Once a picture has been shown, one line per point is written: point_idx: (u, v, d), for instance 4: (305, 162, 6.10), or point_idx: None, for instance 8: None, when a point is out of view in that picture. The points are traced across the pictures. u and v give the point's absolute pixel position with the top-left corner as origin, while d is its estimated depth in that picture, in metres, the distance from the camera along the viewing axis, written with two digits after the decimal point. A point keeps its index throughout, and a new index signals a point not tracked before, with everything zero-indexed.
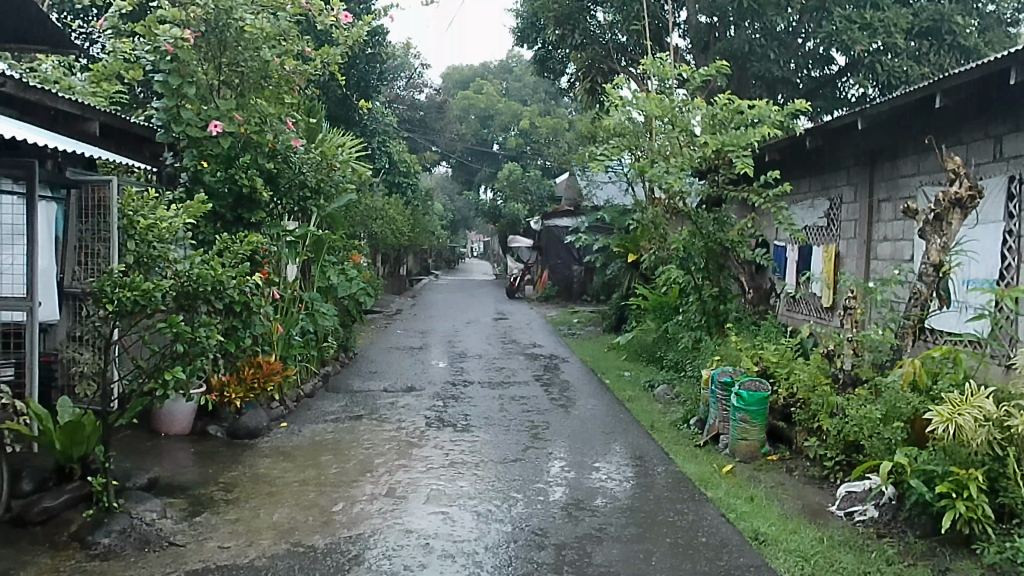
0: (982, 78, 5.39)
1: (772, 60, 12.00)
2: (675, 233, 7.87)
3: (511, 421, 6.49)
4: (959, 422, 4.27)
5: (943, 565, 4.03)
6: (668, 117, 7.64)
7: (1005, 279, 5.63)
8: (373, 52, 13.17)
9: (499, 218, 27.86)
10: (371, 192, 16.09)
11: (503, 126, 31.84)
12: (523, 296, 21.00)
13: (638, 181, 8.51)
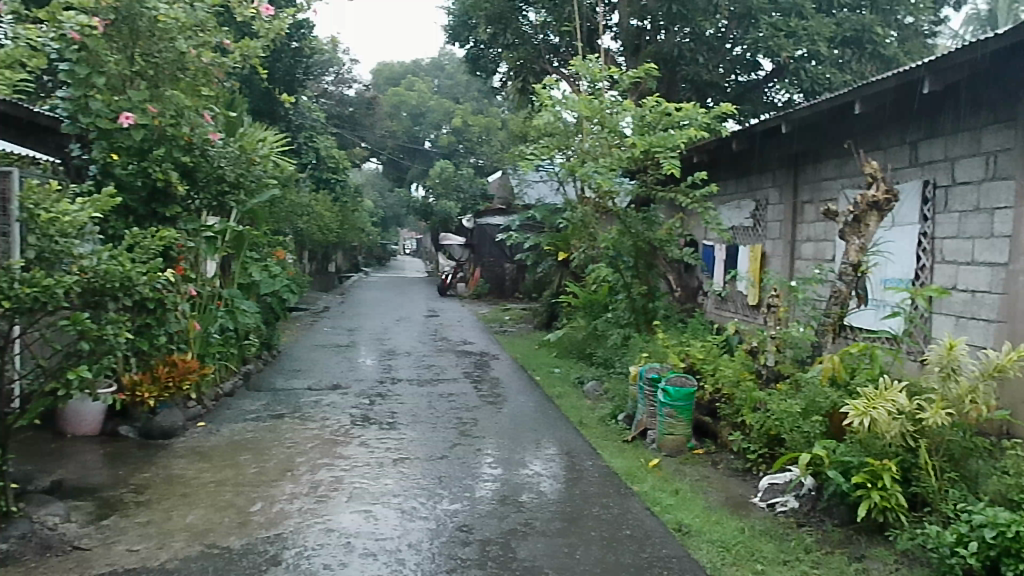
0: (899, 86, 5.65)
1: (700, 64, 12.26)
2: (604, 233, 8.00)
3: (440, 418, 6.49)
4: (874, 415, 4.47)
5: (858, 553, 4.29)
6: (597, 118, 7.75)
7: (920, 279, 6.07)
8: (299, 47, 12.98)
9: (431, 215, 27.96)
10: (297, 188, 15.86)
11: (435, 124, 31.99)
12: (455, 293, 21.19)
13: (569, 181, 8.59)
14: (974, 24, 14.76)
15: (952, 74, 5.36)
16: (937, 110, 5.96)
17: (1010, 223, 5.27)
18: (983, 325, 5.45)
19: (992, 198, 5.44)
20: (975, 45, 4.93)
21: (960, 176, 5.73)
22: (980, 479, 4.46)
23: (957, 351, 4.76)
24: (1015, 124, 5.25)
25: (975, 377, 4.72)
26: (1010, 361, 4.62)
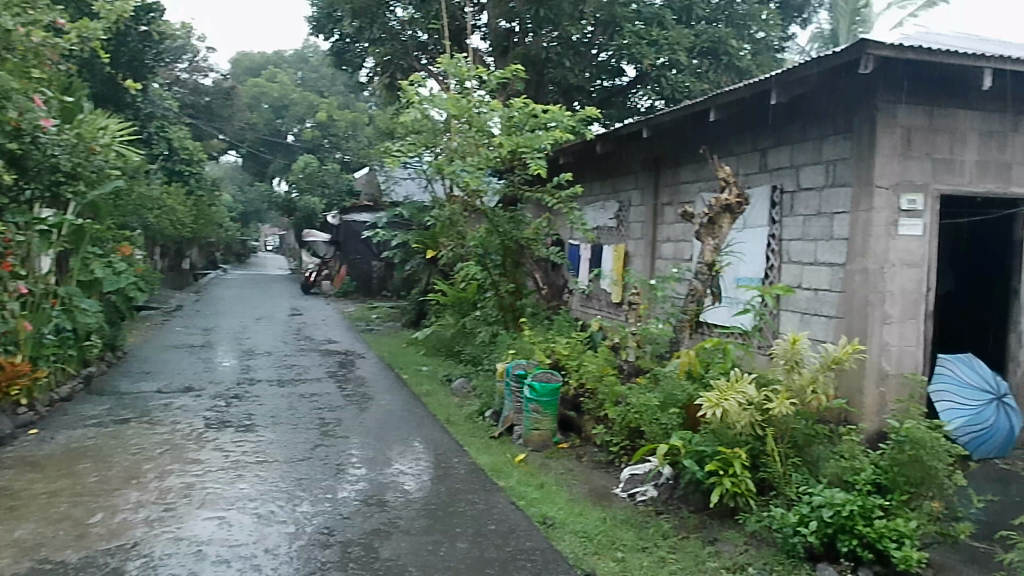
0: (750, 97, 6.01)
1: (567, 68, 12.51)
2: (473, 231, 8.08)
3: (300, 419, 6.32)
4: (726, 406, 4.69)
5: (712, 537, 4.61)
6: (465, 117, 7.77)
7: (768, 278, 6.48)
8: (147, 31, 12.46)
9: (294, 211, 27.28)
10: (147, 180, 14.99)
11: (298, 117, 31.11)
12: (319, 291, 20.82)
13: (436, 179, 8.56)
14: (820, 42, 15.94)
15: (796, 87, 5.78)
16: (781, 120, 6.42)
17: (846, 226, 5.75)
18: (824, 321, 5.91)
19: (831, 204, 5.90)
20: (819, 60, 5.33)
21: (804, 183, 6.17)
22: (821, 463, 4.89)
23: (800, 346, 5.08)
24: (852, 135, 5.73)
25: (815, 369, 5.09)
26: (846, 354, 5.04)
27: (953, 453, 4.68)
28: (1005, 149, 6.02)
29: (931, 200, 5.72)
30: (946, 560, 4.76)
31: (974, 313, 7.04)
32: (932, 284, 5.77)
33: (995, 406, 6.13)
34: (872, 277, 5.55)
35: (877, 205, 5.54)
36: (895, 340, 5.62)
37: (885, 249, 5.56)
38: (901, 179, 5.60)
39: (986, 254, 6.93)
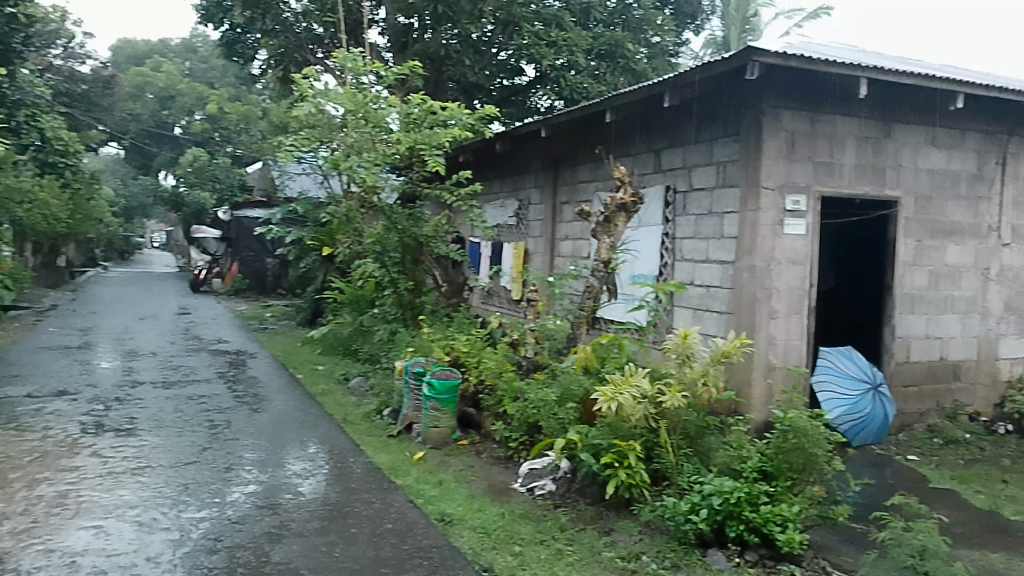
0: (644, 99, 6.19)
1: (466, 66, 12.51)
2: (370, 229, 7.97)
3: (187, 422, 6.09)
4: (621, 400, 4.84)
5: (608, 527, 4.73)
6: (361, 113, 7.66)
7: (662, 275, 6.70)
8: (14, 14, 11.71)
9: (182, 207, 26.24)
10: (15, 172, 14.05)
11: (185, 109, 29.93)
12: (208, 289, 20.14)
13: (332, 175, 8.42)
14: (712, 48, 16.41)
15: (688, 91, 5.99)
16: (674, 122, 6.64)
17: (735, 226, 5.99)
18: (715, 317, 6.16)
19: (721, 203, 6.14)
20: (709, 65, 5.55)
21: (696, 183, 6.40)
22: (711, 453, 5.09)
23: (691, 340, 5.29)
24: (740, 138, 5.98)
25: (706, 363, 5.28)
26: (734, 348, 5.26)
27: (831, 440, 4.97)
28: (880, 153, 6.41)
29: (813, 201, 6.03)
30: (826, 541, 5.04)
31: (853, 307, 7.47)
32: (814, 281, 6.09)
33: (870, 396, 6.49)
34: (759, 275, 5.81)
35: (764, 205, 5.80)
36: (781, 335, 5.91)
37: (771, 248, 5.83)
38: (786, 181, 5.90)
39: (863, 251, 7.36)
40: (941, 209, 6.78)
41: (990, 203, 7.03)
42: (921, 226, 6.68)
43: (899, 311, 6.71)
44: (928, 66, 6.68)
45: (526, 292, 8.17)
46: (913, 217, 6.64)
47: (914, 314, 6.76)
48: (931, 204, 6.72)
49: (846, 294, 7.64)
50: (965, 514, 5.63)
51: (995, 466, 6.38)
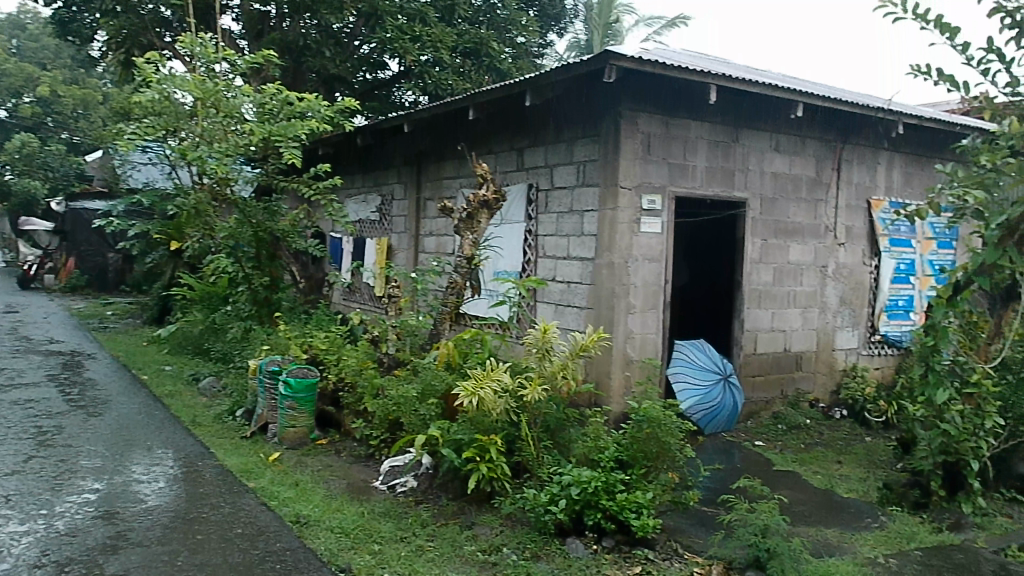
0: (506, 97, 6.27)
1: (326, 58, 12.38)
2: (222, 222, 7.69)
3: (11, 429, 5.64)
4: (482, 395, 4.90)
5: (470, 522, 4.78)
6: (211, 101, 7.36)
7: (525, 271, 6.84)
8: None
9: (11, 197, 24.19)
10: None
11: (13, 91, 27.57)
12: (41, 286, 18.70)
13: (180, 165, 8.05)
14: (576, 50, 16.91)
15: (548, 91, 6.12)
16: (535, 121, 6.77)
17: (595, 224, 6.18)
18: (576, 312, 6.33)
19: (581, 202, 6.31)
20: (568, 67, 5.69)
21: (557, 182, 6.55)
22: (570, 445, 5.23)
23: (550, 334, 5.41)
24: (599, 139, 6.17)
25: (565, 356, 5.41)
26: (592, 341, 5.42)
27: (682, 429, 5.22)
28: (729, 156, 6.79)
29: (668, 201, 6.31)
30: (679, 524, 5.27)
31: (705, 301, 7.88)
32: (669, 277, 6.37)
33: (721, 386, 6.85)
34: (617, 271, 6.02)
35: (622, 204, 6.02)
36: (638, 329, 6.14)
37: (628, 245, 6.06)
38: (642, 181, 6.14)
39: (715, 249, 7.78)
40: (784, 210, 7.26)
41: (827, 206, 7.58)
42: (766, 226, 7.13)
43: (746, 306, 7.14)
44: (772, 75, 7.11)
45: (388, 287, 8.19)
46: (759, 217, 7.07)
47: (761, 308, 7.21)
48: (775, 205, 7.18)
49: (699, 289, 8.05)
50: (804, 494, 6.06)
51: (830, 449, 6.90)
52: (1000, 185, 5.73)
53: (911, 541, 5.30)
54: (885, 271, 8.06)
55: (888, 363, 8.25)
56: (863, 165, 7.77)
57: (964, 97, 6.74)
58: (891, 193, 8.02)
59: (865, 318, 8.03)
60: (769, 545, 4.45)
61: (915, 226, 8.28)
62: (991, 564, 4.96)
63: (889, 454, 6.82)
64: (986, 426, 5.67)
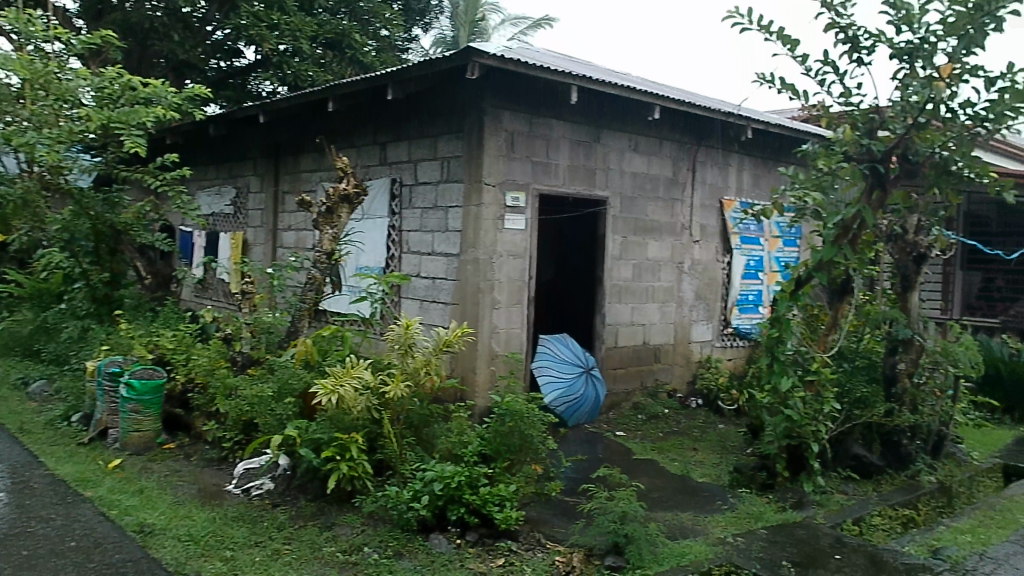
0: (368, 91, 6.20)
1: (175, 42, 11.79)
2: (54, 215, 7.25)
3: None
4: (341, 392, 4.81)
5: (330, 522, 4.68)
6: (39, 83, 6.90)
7: (389, 267, 6.79)
8: None
9: None
10: None
11: None
12: None
13: (6, 152, 7.45)
14: (442, 47, 16.59)
15: (411, 85, 6.10)
16: (399, 116, 6.72)
17: (459, 219, 6.20)
18: (441, 307, 6.34)
19: (446, 198, 6.32)
20: (432, 62, 5.68)
21: (420, 177, 6.54)
22: (434, 440, 5.22)
23: (413, 330, 5.37)
24: (462, 135, 6.20)
25: (428, 352, 5.39)
26: (455, 337, 5.43)
27: (545, 421, 5.32)
28: (591, 156, 6.99)
29: (532, 198, 6.42)
30: (542, 515, 5.36)
31: (568, 296, 8.08)
32: (533, 273, 6.48)
33: (584, 379, 7.07)
34: (482, 267, 6.07)
35: (486, 200, 6.07)
36: (503, 324, 6.22)
37: (493, 241, 6.12)
38: (506, 178, 6.22)
39: (577, 245, 8.00)
40: (643, 208, 7.55)
41: (683, 205, 7.94)
42: (626, 224, 7.39)
43: (608, 300, 7.38)
44: (632, 77, 7.37)
45: (243, 282, 7.98)
46: (619, 215, 7.33)
47: (621, 303, 7.47)
48: (634, 204, 7.46)
49: (562, 283, 8.25)
50: (661, 480, 6.33)
51: (687, 436, 7.23)
52: (835, 188, 6.19)
53: (758, 520, 5.64)
54: (736, 267, 8.53)
55: (739, 354, 8.74)
56: (716, 167, 8.19)
57: (804, 105, 7.23)
58: (741, 194, 8.49)
59: (719, 311, 8.47)
60: (628, 530, 4.66)
61: (763, 225, 8.81)
62: (828, 538, 5.36)
63: (740, 440, 7.22)
64: (824, 410, 6.15)
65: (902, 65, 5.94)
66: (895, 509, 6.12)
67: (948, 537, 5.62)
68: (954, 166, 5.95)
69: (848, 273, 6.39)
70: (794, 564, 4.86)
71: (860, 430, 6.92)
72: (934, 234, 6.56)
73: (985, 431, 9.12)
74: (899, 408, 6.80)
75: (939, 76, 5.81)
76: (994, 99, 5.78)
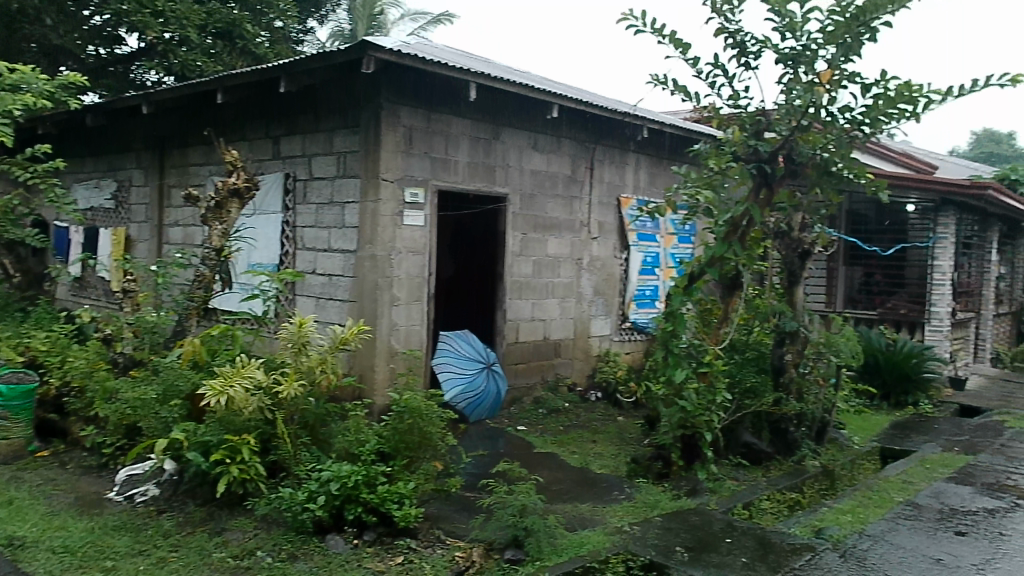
0: (259, 82, 6.05)
1: (48, 26, 11.27)
2: None
3: None
4: (231, 393, 4.67)
5: (219, 527, 4.54)
6: None
7: (284, 264, 6.64)
8: None
9: None
10: None
11: None
12: None
13: None
14: (340, 40, 16.32)
15: (304, 78, 5.98)
16: (293, 109, 6.58)
17: (356, 215, 6.12)
18: (338, 305, 6.24)
19: (342, 193, 6.22)
20: (326, 55, 5.59)
21: (315, 172, 6.42)
22: (331, 440, 5.13)
23: (307, 328, 5.23)
24: (359, 130, 6.12)
25: (324, 350, 5.29)
26: (352, 335, 5.35)
27: (444, 417, 5.32)
28: (490, 153, 7.02)
29: (431, 194, 6.39)
30: (442, 512, 5.35)
31: (469, 292, 8.11)
32: (433, 269, 6.46)
33: (485, 374, 7.11)
34: (380, 264, 6.01)
35: (384, 196, 6.01)
36: (402, 321, 6.18)
37: (391, 237, 6.06)
38: (404, 173, 6.17)
39: (476, 241, 8.05)
40: (542, 205, 7.64)
41: (582, 203, 8.09)
42: (526, 221, 7.47)
43: (508, 297, 7.44)
44: (530, 76, 7.45)
45: (126, 280, 7.64)
46: (519, 212, 7.40)
47: (522, 299, 7.55)
48: (534, 201, 7.54)
49: (463, 280, 8.27)
50: (561, 473, 6.44)
51: (586, 429, 7.38)
52: (725, 186, 6.43)
53: (654, 508, 5.81)
54: (633, 263, 8.75)
55: (637, 348, 8.97)
56: (613, 165, 8.38)
57: (696, 107, 7.49)
58: (638, 192, 8.72)
59: (617, 306, 8.67)
60: (527, 523, 4.70)
61: (659, 222, 9.07)
62: (720, 523, 5.59)
63: (637, 431, 7.42)
64: (717, 401, 6.36)
65: (786, 71, 6.23)
66: (782, 493, 6.44)
67: (829, 517, 5.95)
68: (834, 167, 6.37)
69: (737, 268, 6.66)
70: (687, 549, 5.04)
71: (750, 419, 7.23)
72: (816, 232, 7.01)
73: (864, 417, 9.69)
74: (786, 397, 7.15)
75: (820, 82, 6.13)
76: (869, 104, 6.14)
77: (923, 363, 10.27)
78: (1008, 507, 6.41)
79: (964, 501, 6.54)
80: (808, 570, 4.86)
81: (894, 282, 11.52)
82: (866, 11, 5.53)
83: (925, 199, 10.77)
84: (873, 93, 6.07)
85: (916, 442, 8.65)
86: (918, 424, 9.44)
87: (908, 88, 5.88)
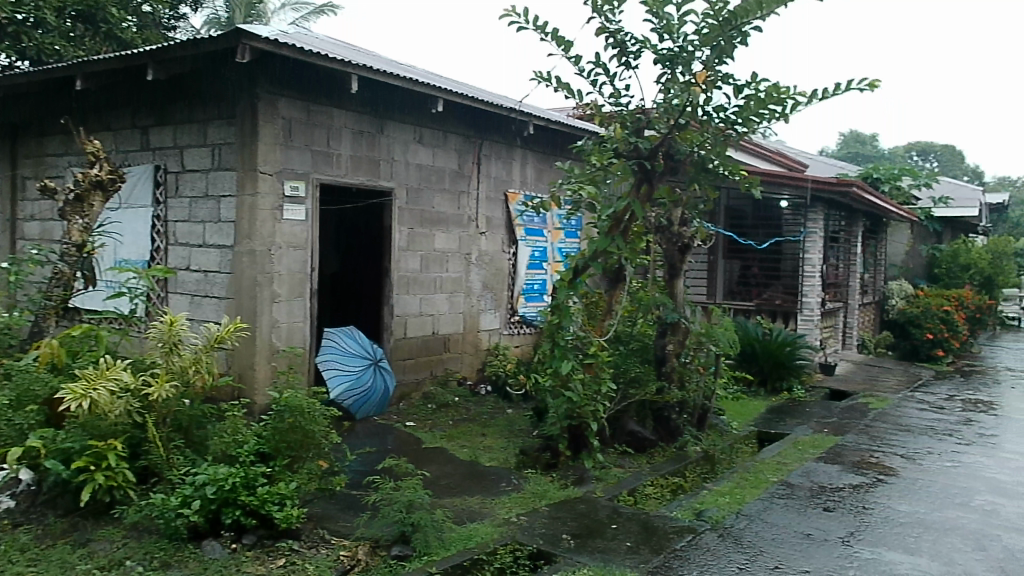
0: (124, 69, 5.77)
1: None
2: None
3: None
4: (95, 397, 4.43)
5: (83, 539, 4.33)
6: None
7: (155, 260, 6.37)
8: None
9: None
10: None
11: None
12: None
13: None
14: (215, 27, 15.88)
15: (174, 65, 5.75)
16: (164, 98, 6.32)
17: (233, 209, 5.93)
18: (215, 302, 6.04)
19: (217, 186, 6.02)
20: (198, 42, 5.39)
21: (188, 164, 6.19)
22: (207, 442, 4.94)
23: (179, 327, 4.99)
24: (234, 121, 5.93)
25: (198, 349, 5.06)
26: (228, 333, 5.15)
27: (327, 415, 5.22)
28: (374, 146, 6.95)
29: (312, 188, 6.26)
30: (327, 511, 5.25)
31: (353, 288, 8.04)
32: (316, 265, 6.34)
33: (372, 370, 7.05)
34: (259, 259, 5.84)
35: (262, 189, 5.84)
36: (284, 318, 6.04)
37: (270, 232, 5.90)
38: (284, 166, 6.02)
39: (361, 235, 7.99)
40: (428, 200, 7.62)
41: (469, 197, 8.11)
42: (412, 215, 7.43)
43: (395, 292, 7.39)
44: (415, 69, 7.41)
45: None
46: (405, 207, 7.35)
47: (409, 294, 7.51)
48: (420, 195, 7.51)
49: (347, 275, 8.19)
50: (449, 467, 6.45)
51: (476, 423, 7.41)
52: (607, 182, 6.60)
53: (542, 498, 5.90)
54: (522, 257, 8.83)
55: (525, 341, 9.09)
56: (500, 160, 8.44)
57: (579, 103, 7.65)
58: (525, 187, 8.81)
59: (505, 300, 8.76)
60: (414, 519, 4.69)
61: (546, 217, 9.19)
62: (606, 509, 5.74)
63: (526, 423, 7.51)
64: (602, 391, 6.52)
65: (664, 71, 6.43)
66: (665, 478, 6.69)
67: (709, 499, 6.22)
68: (711, 163, 6.65)
69: (620, 261, 6.83)
70: (573, 536, 5.16)
71: (635, 408, 7.45)
72: (695, 226, 7.29)
73: (742, 403, 10.18)
74: (668, 385, 7.43)
75: (696, 82, 6.34)
76: (742, 105, 6.43)
77: (796, 351, 10.85)
78: (871, 482, 6.89)
79: (831, 479, 6.98)
80: (688, 550, 5.07)
81: (769, 274, 12.13)
82: (738, 16, 5.78)
83: (797, 196, 11.40)
84: (745, 94, 6.37)
85: (789, 425, 9.17)
86: (791, 408, 10.01)
87: (776, 90, 6.21)
